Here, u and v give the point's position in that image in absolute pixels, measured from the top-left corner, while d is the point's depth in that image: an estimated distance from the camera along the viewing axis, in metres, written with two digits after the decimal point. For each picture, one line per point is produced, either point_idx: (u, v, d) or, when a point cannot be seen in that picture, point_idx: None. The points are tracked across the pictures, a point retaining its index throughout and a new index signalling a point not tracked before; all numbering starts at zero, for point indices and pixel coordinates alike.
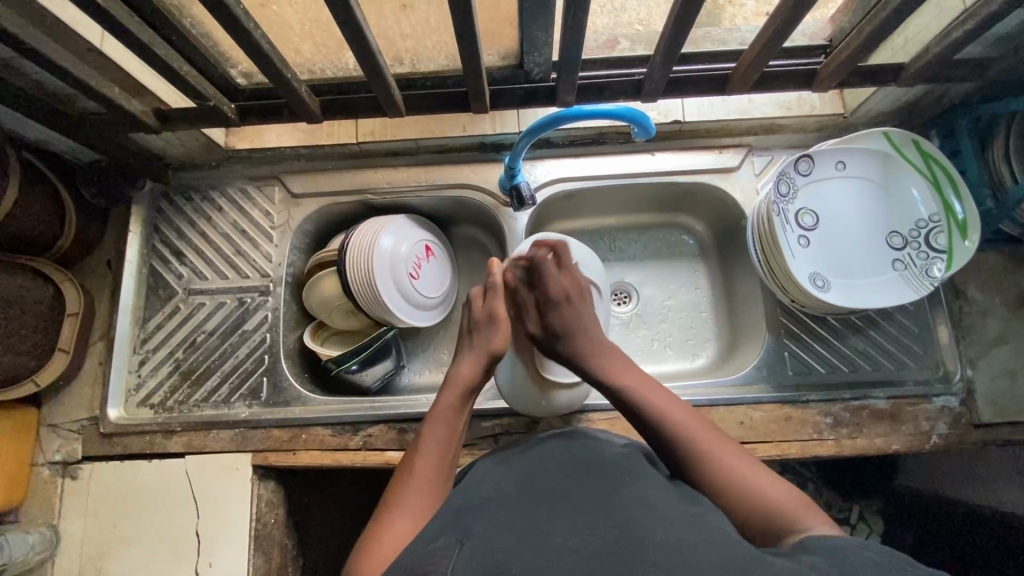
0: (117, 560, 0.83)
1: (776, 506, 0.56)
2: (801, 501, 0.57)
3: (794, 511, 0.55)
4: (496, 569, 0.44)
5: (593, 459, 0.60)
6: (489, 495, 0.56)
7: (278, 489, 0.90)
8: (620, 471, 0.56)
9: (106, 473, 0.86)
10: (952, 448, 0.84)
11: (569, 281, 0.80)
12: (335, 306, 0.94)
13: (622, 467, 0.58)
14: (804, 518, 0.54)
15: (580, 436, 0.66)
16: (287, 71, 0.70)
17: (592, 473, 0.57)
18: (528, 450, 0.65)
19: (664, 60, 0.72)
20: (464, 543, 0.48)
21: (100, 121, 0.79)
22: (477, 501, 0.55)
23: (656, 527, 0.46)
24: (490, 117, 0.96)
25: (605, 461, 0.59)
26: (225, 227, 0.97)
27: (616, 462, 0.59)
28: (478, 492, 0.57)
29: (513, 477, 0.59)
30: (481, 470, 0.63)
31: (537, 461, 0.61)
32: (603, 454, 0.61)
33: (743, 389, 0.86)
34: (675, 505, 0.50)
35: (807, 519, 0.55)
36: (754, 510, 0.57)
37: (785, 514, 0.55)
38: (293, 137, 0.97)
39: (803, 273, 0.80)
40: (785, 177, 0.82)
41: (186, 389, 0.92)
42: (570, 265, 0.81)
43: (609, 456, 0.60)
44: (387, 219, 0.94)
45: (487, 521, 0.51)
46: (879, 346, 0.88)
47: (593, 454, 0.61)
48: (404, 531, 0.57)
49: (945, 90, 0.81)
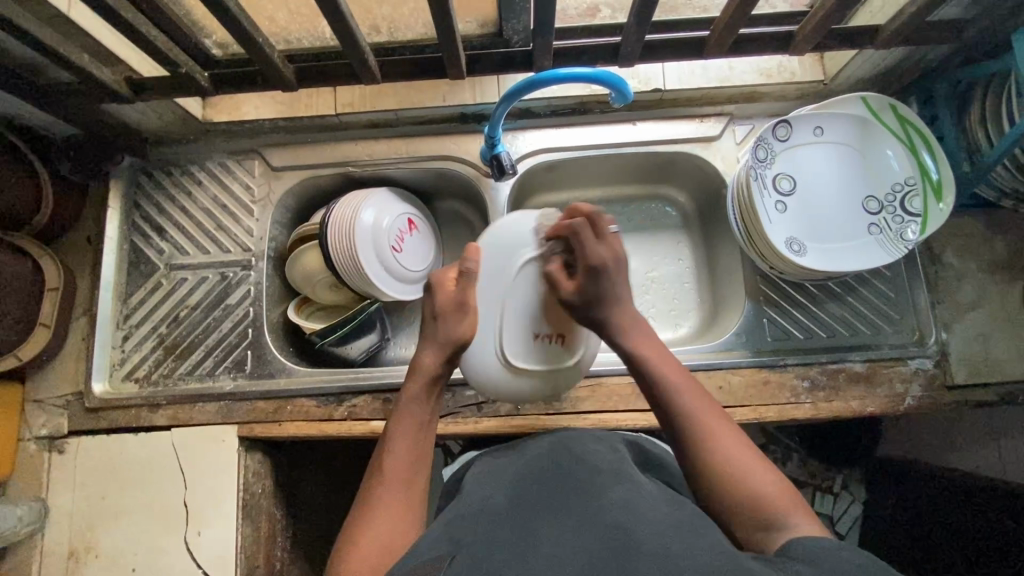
0: (106, 530, 0.85)
1: (764, 501, 0.53)
2: (794, 501, 0.53)
3: (783, 508, 0.53)
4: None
5: (579, 469, 0.59)
6: (476, 510, 0.55)
7: (265, 460, 0.91)
8: (607, 482, 0.56)
9: (92, 448, 0.87)
10: (927, 409, 0.85)
11: (605, 251, 0.67)
12: (318, 280, 0.94)
13: (611, 476, 0.58)
14: (791, 517, 0.52)
15: (568, 446, 0.65)
16: (260, 37, 0.69)
17: (580, 484, 0.57)
18: (514, 464, 0.64)
19: (638, 23, 0.71)
20: (452, 558, 0.48)
21: (71, 92, 0.78)
22: (464, 516, 0.55)
23: (644, 533, 0.47)
24: (470, 86, 0.95)
25: (592, 470, 0.59)
26: (205, 202, 0.96)
27: (602, 468, 0.59)
28: (468, 506, 0.56)
29: (501, 491, 0.58)
30: (468, 488, 0.62)
31: (523, 473, 0.61)
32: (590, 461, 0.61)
33: (722, 355, 0.88)
34: (661, 510, 0.51)
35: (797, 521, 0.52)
36: (742, 501, 0.54)
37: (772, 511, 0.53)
38: (271, 110, 0.95)
39: (780, 238, 0.81)
40: (762, 143, 0.82)
41: (170, 363, 0.92)
42: (609, 235, 0.68)
43: (595, 463, 0.60)
44: (369, 192, 0.94)
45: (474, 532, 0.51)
46: (856, 311, 0.89)
47: (581, 464, 0.61)
48: (385, 543, 0.55)
49: (922, 54, 0.81)
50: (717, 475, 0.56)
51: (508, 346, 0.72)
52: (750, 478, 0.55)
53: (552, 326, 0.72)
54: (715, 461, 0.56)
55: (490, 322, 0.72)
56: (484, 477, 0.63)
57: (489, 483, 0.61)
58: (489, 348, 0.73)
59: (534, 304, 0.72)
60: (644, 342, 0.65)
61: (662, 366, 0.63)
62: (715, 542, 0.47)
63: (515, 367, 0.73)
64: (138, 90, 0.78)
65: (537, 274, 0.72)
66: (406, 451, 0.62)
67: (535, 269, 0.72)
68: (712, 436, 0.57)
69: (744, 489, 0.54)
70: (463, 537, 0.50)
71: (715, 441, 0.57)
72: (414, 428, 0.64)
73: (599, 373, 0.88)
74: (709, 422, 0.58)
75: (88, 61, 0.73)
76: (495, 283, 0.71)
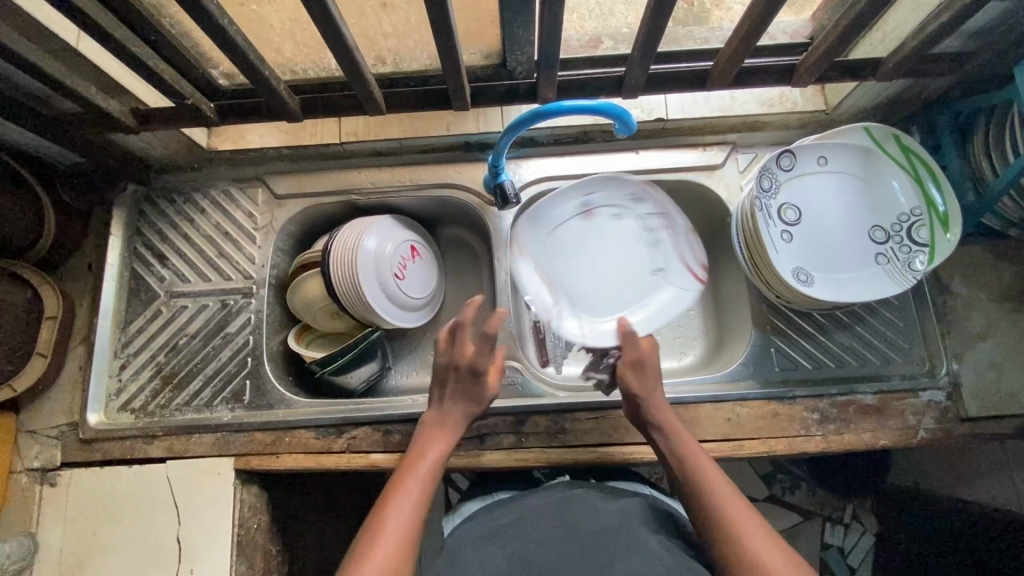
0: (97, 568, 0.82)
1: None
2: None
3: None
4: None
5: (585, 536, 0.63)
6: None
7: (261, 494, 0.88)
8: (610, 554, 0.60)
9: (85, 480, 0.85)
10: (939, 442, 0.83)
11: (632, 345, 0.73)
12: (319, 307, 0.93)
13: (616, 540, 0.62)
14: None
15: (574, 504, 0.69)
16: (266, 69, 0.70)
17: (582, 556, 0.61)
18: (517, 525, 0.68)
19: (643, 55, 0.72)
20: None
21: (78, 122, 0.78)
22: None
23: None
24: (474, 115, 0.95)
25: (598, 536, 0.63)
26: (207, 229, 0.96)
27: (606, 533, 0.63)
28: (469, 565, 0.63)
29: (501, 553, 0.64)
30: (469, 545, 0.66)
31: (528, 535, 0.65)
32: (593, 525, 0.65)
33: (729, 386, 0.86)
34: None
35: None
36: None
37: None
38: (276, 138, 0.95)
39: (787, 268, 0.80)
40: (768, 173, 0.82)
41: (167, 394, 0.90)
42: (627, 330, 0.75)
43: (599, 527, 0.64)
44: (372, 219, 0.94)
45: None
46: (865, 341, 0.88)
47: (586, 529, 0.64)
48: None
49: (923, 85, 0.82)
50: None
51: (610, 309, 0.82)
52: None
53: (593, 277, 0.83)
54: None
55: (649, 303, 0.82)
56: (487, 534, 0.67)
57: (492, 544, 0.65)
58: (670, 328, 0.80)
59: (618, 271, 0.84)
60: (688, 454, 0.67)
61: (688, 449, 0.68)
62: None
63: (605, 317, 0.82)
64: (144, 120, 0.79)
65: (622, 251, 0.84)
66: (402, 513, 0.62)
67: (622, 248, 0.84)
68: (755, 553, 0.57)
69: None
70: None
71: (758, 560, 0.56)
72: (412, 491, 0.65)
73: (604, 405, 0.86)
74: (754, 539, 0.58)
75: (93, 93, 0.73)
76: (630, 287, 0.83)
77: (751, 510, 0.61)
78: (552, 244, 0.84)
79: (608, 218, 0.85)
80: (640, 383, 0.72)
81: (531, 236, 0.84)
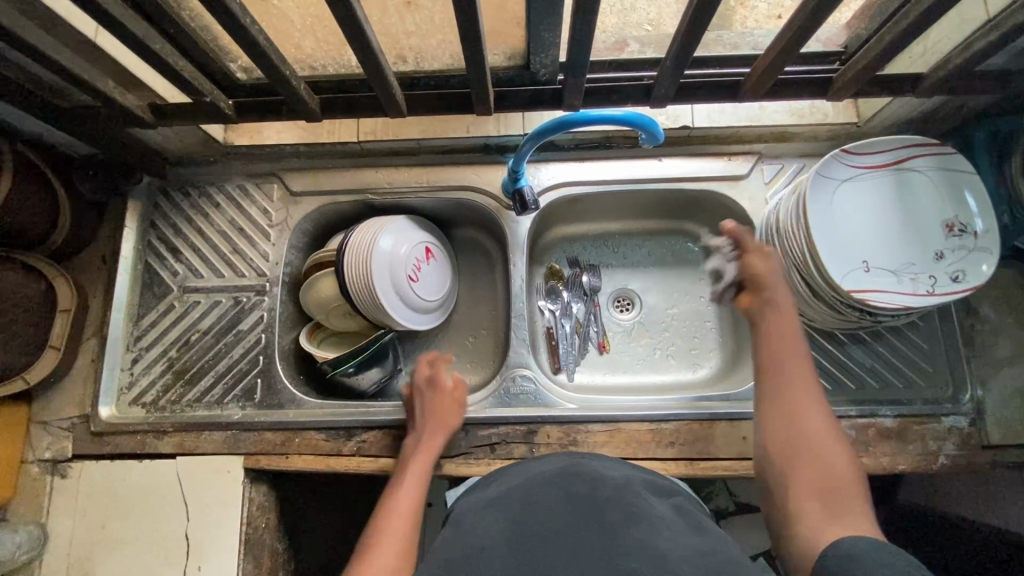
0: (105, 562, 0.82)
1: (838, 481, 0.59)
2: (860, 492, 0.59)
3: (847, 488, 0.59)
4: None
5: (590, 496, 0.54)
6: (479, 544, 0.50)
7: (269, 493, 0.88)
8: (623, 517, 0.51)
9: (96, 474, 0.85)
10: (960, 469, 0.82)
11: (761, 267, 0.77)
12: (333, 308, 0.92)
13: (622, 504, 0.53)
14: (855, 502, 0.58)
15: (576, 472, 0.59)
16: (286, 68, 0.68)
17: (591, 516, 0.52)
18: (521, 488, 0.58)
19: (675, 67, 0.70)
20: None
21: (95, 115, 0.77)
22: (467, 554, 0.50)
23: None
24: (494, 118, 0.93)
25: (603, 499, 0.54)
26: (222, 224, 0.95)
27: (612, 498, 0.54)
28: (467, 534, 0.53)
29: (502, 520, 0.53)
30: (469, 516, 0.57)
31: (534, 495, 0.56)
32: (597, 489, 0.56)
33: (746, 403, 0.85)
34: (691, 555, 0.48)
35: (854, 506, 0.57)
36: (819, 483, 0.59)
37: (839, 487, 0.59)
38: (293, 135, 0.94)
39: (840, 274, 0.76)
40: (814, 182, 0.78)
41: (178, 388, 0.90)
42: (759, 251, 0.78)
43: (604, 492, 0.55)
44: (387, 219, 0.92)
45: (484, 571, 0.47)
46: (887, 362, 0.86)
47: (591, 493, 0.55)
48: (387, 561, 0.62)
49: (962, 101, 0.79)
50: (810, 495, 0.59)
51: (900, 276, 0.77)
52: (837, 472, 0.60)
53: (883, 250, 0.78)
54: (800, 475, 0.61)
55: (891, 277, 0.77)
56: (484, 504, 0.58)
57: (494, 512, 0.56)
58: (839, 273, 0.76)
59: (865, 234, 0.79)
60: (777, 352, 0.70)
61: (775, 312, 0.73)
62: None
63: (888, 285, 0.77)
64: (162, 116, 0.78)
65: (862, 215, 0.80)
66: (405, 504, 0.70)
67: (854, 212, 0.80)
68: (817, 450, 0.62)
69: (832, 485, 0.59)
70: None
71: (820, 457, 0.61)
72: (412, 485, 0.73)
73: (617, 418, 0.84)
74: (817, 433, 0.63)
75: (112, 87, 0.72)
76: (894, 252, 0.78)
77: (824, 408, 0.65)
78: (857, 212, 0.80)
79: (852, 176, 0.80)
80: (766, 297, 0.74)
81: (867, 201, 0.80)
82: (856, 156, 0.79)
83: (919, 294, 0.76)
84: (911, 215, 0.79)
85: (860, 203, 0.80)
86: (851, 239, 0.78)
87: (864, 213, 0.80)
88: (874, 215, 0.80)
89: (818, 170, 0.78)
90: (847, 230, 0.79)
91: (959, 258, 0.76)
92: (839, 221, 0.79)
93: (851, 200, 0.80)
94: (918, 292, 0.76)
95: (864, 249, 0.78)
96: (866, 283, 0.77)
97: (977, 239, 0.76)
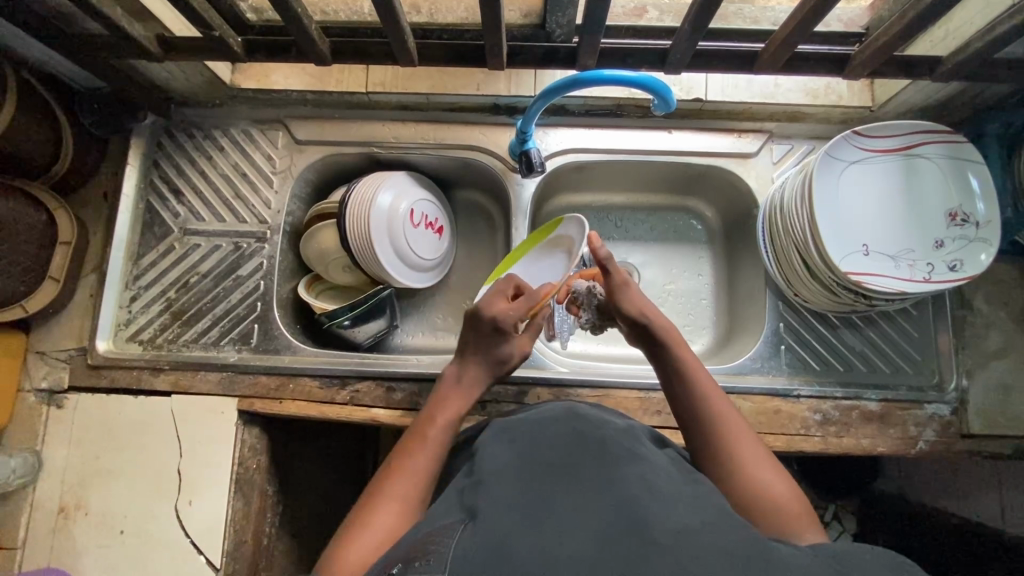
0: (98, 490, 0.84)
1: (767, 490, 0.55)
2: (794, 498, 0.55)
3: (779, 498, 0.55)
4: (500, 546, 0.41)
5: (595, 436, 0.56)
6: (488, 467, 0.53)
7: (261, 436, 0.90)
8: (619, 453, 0.53)
9: (91, 406, 0.86)
10: (938, 455, 0.83)
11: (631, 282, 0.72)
12: (332, 258, 0.92)
13: (625, 449, 0.54)
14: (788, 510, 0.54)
15: (582, 416, 0.61)
16: (298, 5, 0.67)
17: (593, 449, 0.53)
18: (528, 423, 0.60)
19: (692, 30, 0.68)
20: (466, 526, 0.46)
21: (100, 45, 0.75)
22: (478, 478, 0.52)
23: (660, 511, 0.44)
24: (505, 77, 0.92)
25: (607, 440, 0.55)
26: (225, 168, 0.95)
27: (616, 440, 0.56)
28: (481, 463, 0.54)
29: (514, 450, 0.55)
30: (486, 441, 0.59)
31: (540, 435, 0.57)
32: (603, 431, 0.57)
33: (735, 378, 0.86)
34: (682, 491, 0.48)
35: (789, 510, 0.54)
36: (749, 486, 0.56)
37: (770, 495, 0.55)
38: (300, 81, 0.92)
39: (840, 256, 0.77)
40: (821, 165, 0.77)
41: (175, 328, 0.91)
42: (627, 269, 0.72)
43: (608, 433, 0.57)
44: (386, 174, 0.92)
45: (490, 497, 0.48)
46: (876, 348, 0.87)
47: (598, 432, 0.57)
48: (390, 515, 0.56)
49: (978, 90, 0.79)
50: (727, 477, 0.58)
51: (898, 262, 0.78)
52: (766, 484, 0.56)
53: (884, 235, 0.79)
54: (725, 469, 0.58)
55: (890, 261, 0.78)
56: (496, 435, 0.60)
57: (507, 441, 0.57)
58: (839, 255, 0.77)
59: (866, 217, 0.79)
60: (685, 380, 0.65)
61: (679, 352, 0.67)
62: (737, 522, 0.45)
63: (887, 270, 0.77)
64: (169, 49, 0.76)
65: (865, 199, 0.80)
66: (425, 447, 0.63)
67: (858, 196, 0.79)
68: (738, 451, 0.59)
69: (765, 503, 0.54)
70: (479, 501, 0.48)
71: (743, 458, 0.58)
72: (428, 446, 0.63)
73: (607, 385, 0.86)
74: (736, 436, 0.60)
75: (119, 15, 0.70)
76: (894, 238, 0.79)
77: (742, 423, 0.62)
78: (862, 195, 0.80)
79: (858, 160, 0.79)
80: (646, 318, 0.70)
81: (871, 185, 0.80)
82: (864, 141, 0.79)
83: (916, 280, 0.76)
84: (913, 202, 0.79)
85: (864, 187, 0.80)
86: (851, 224, 0.78)
87: (868, 197, 0.80)
88: (877, 201, 0.80)
89: (827, 151, 0.77)
90: (850, 215, 0.79)
91: (959, 248, 0.76)
92: (842, 204, 0.79)
93: (856, 183, 0.79)
94: (915, 278, 0.76)
95: (864, 233, 0.78)
96: (866, 265, 0.77)
97: (978, 229, 0.76)
